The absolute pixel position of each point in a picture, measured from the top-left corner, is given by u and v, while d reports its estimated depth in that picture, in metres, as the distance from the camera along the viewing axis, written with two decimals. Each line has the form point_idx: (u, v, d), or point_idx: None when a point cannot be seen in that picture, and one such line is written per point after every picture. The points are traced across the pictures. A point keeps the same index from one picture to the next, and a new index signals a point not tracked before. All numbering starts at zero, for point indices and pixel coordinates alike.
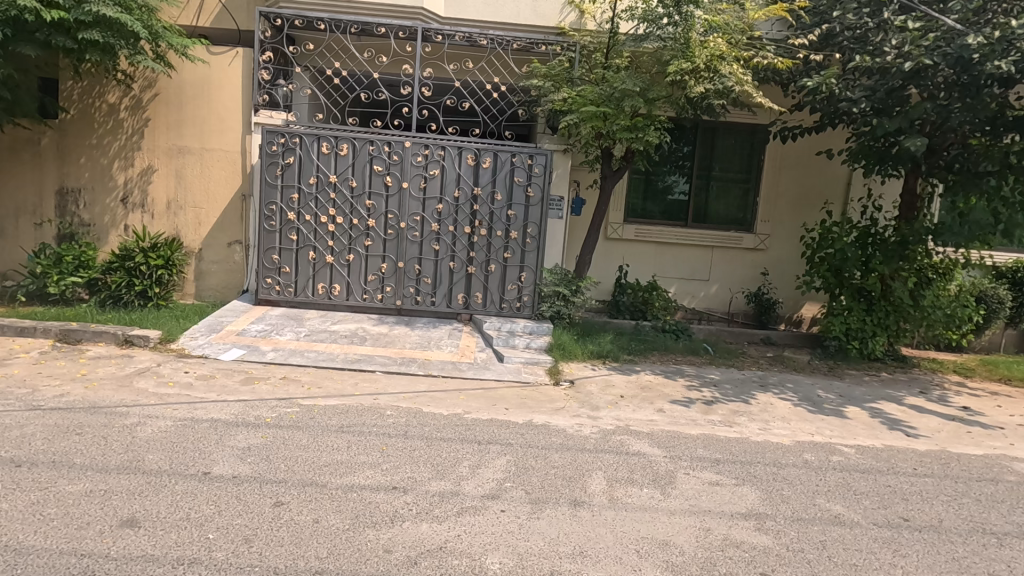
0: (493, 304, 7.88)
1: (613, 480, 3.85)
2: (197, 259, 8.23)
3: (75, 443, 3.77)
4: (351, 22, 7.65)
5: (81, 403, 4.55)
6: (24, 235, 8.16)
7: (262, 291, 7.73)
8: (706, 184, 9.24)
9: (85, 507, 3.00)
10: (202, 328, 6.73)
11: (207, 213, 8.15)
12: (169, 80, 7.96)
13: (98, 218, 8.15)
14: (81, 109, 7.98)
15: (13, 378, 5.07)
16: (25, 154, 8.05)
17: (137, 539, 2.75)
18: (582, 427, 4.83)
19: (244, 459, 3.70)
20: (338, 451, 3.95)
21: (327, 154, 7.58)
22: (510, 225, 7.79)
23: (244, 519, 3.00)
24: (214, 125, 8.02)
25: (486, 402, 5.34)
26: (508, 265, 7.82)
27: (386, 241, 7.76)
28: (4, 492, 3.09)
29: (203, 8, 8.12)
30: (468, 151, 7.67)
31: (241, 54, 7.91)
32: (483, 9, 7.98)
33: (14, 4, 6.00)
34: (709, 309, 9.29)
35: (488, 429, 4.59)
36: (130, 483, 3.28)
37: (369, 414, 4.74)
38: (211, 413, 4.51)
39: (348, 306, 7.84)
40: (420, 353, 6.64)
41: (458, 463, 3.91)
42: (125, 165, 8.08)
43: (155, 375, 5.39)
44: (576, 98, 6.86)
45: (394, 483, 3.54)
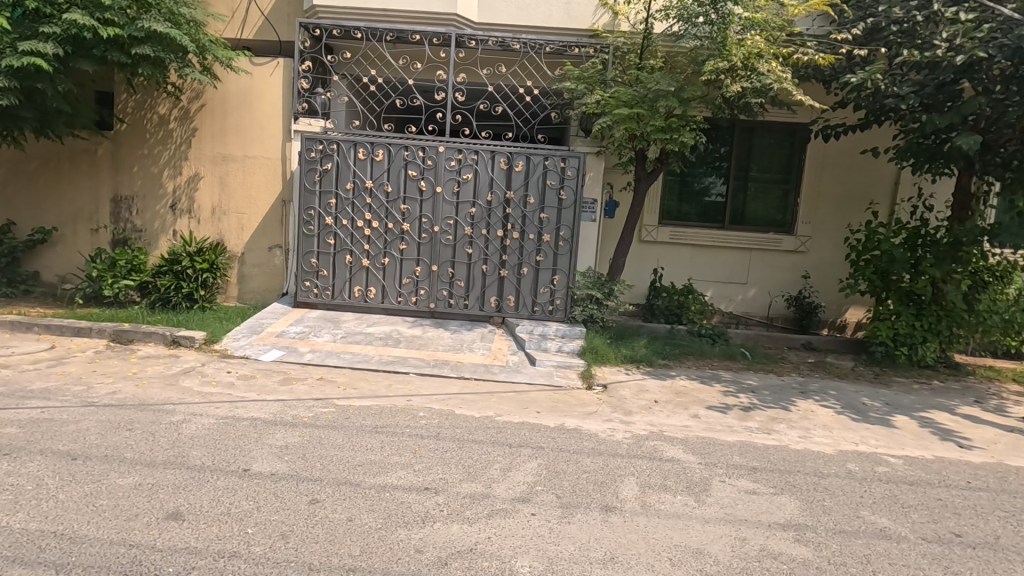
0: (526, 307, 7.89)
1: (646, 486, 3.79)
2: (240, 263, 8.52)
3: (126, 438, 3.96)
4: (387, 30, 7.82)
5: (132, 400, 4.77)
6: (82, 240, 8.61)
7: (301, 294, 7.94)
8: (744, 185, 9.04)
9: (133, 500, 3.13)
10: (244, 329, 6.98)
11: (249, 219, 8.44)
12: (215, 91, 8.28)
13: (148, 224, 8.54)
14: (134, 120, 8.39)
15: (70, 375, 5.35)
16: (83, 164, 8.50)
17: (182, 532, 2.86)
18: (615, 432, 4.77)
19: (282, 457, 3.81)
20: (372, 451, 4.02)
21: (363, 160, 7.74)
22: (543, 228, 7.80)
23: (281, 515, 3.08)
24: (256, 134, 8.31)
25: (518, 405, 5.35)
26: (541, 268, 7.83)
27: (421, 245, 7.87)
28: (61, 484, 3.26)
29: (247, 22, 8.44)
30: (501, 154, 7.71)
31: (282, 64, 8.17)
32: (516, 14, 8.02)
33: (75, 23, 6.35)
34: (747, 313, 9.05)
35: (519, 432, 4.60)
36: (176, 478, 3.41)
37: (402, 416, 4.81)
38: (252, 412, 4.65)
39: (383, 309, 7.97)
40: (452, 355, 6.71)
41: (490, 465, 3.92)
42: (174, 173, 8.45)
43: (200, 374, 5.60)
44: (610, 99, 6.80)
45: (426, 484, 3.58)
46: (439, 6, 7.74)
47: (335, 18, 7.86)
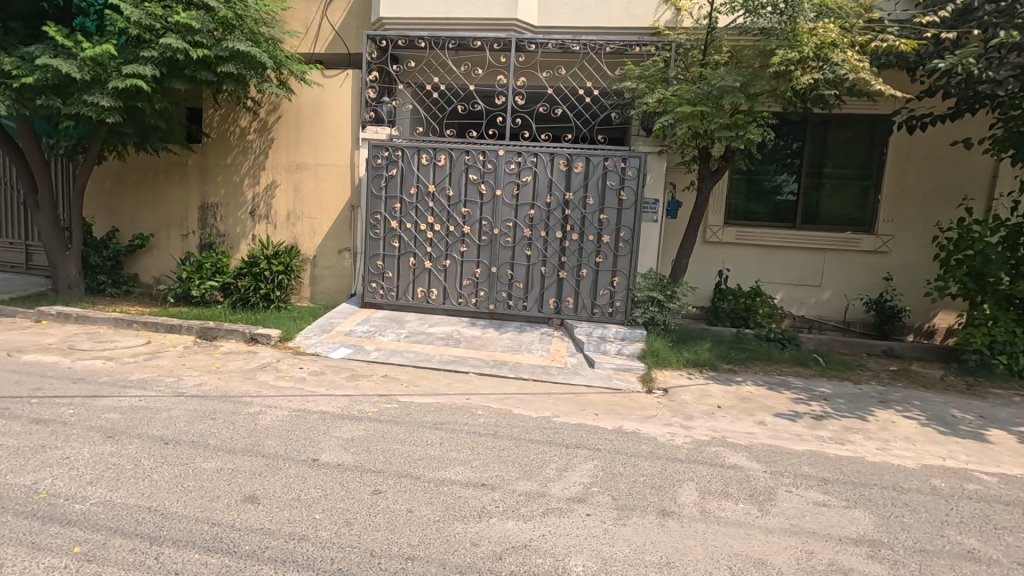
0: (585, 309, 7.86)
1: (706, 492, 3.69)
2: (312, 265, 9.00)
3: (210, 426, 4.30)
4: (449, 38, 8.06)
5: (215, 391, 5.16)
6: (174, 245, 9.39)
7: (368, 295, 8.28)
8: (818, 181, 8.59)
9: (215, 483, 3.39)
10: (315, 328, 7.37)
11: (321, 223, 8.90)
12: (290, 104, 8.81)
13: (231, 230, 9.18)
14: (219, 133, 9.07)
15: (163, 368, 5.87)
16: (175, 175, 9.27)
17: (258, 514, 3.07)
18: (674, 436, 4.67)
19: (348, 449, 4.00)
20: (432, 446, 4.15)
21: (426, 165, 7.99)
22: (602, 229, 7.76)
23: (345, 504, 3.25)
24: (327, 142, 8.77)
25: (575, 407, 5.34)
26: (600, 269, 7.79)
27: (481, 247, 8.02)
28: (154, 465, 3.58)
29: (319, 37, 8.93)
30: (560, 156, 7.74)
31: (351, 75, 8.56)
32: (576, 16, 8.02)
33: (169, 46, 6.94)
34: (822, 317, 8.58)
35: (576, 433, 4.60)
36: (253, 464, 3.67)
37: (461, 413, 4.93)
38: (321, 406, 4.92)
39: (444, 309, 8.17)
40: (511, 356, 6.79)
41: (546, 464, 3.95)
42: (253, 182, 9.05)
43: (275, 370, 5.97)
44: (671, 97, 6.66)
45: (483, 480, 3.65)
46: (499, 11, 7.88)
47: (400, 29, 8.20)
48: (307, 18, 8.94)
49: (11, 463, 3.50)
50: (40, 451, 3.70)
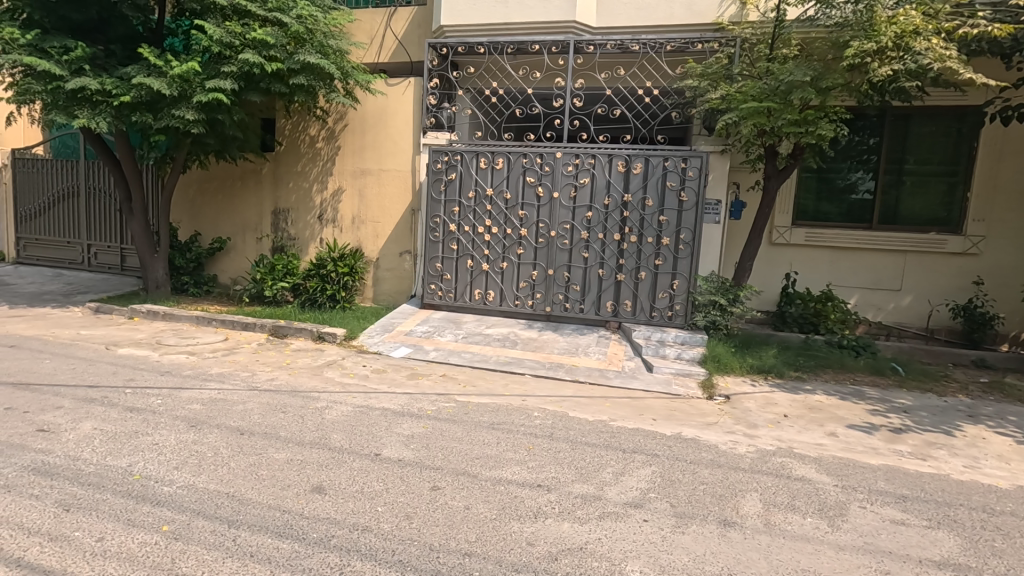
0: (643, 312, 7.74)
1: (770, 504, 3.55)
2: (375, 267, 9.33)
3: (281, 419, 4.55)
4: (507, 43, 8.16)
5: (285, 386, 5.46)
6: (249, 248, 9.98)
7: (427, 296, 8.49)
8: (897, 179, 8.06)
9: (286, 472, 3.59)
10: (377, 327, 7.64)
11: (384, 227, 9.22)
12: (356, 112, 9.18)
13: (301, 233, 9.66)
14: (291, 142, 9.58)
15: (239, 363, 6.26)
16: (250, 182, 9.86)
17: (324, 504, 3.22)
18: (737, 445, 4.52)
19: (408, 445, 4.13)
20: (489, 446, 4.21)
21: (484, 169, 8.11)
22: (662, 231, 7.63)
23: (406, 498, 3.35)
24: (390, 148, 9.07)
25: (633, 411, 5.27)
26: (660, 272, 7.65)
27: (538, 249, 8.05)
28: (232, 454, 3.83)
29: (383, 47, 9.28)
30: (618, 158, 7.68)
31: (413, 83, 8.84)
32: (635, 15, 7.92)
33: (246, 61, 7.39)
34: (901, 324, 8.03)
35: (633, 438, 4.53)
36: (320, 456, 3.86)
37: (517, 414, 4.98)
38: (382, 402, 5.09)
39: (501, 311, 8.25)
40: (567, 358, 6.78)
41: (603, 468, 3.92)
42: (321, 188, 9.49)
43: (340, 367, 6.24)
44: (736, 94, 6.45)
45: (539, 481, 3.67)
46: (558, 15, 7.90)
47: (460, 36, 8.38)
48: (372, 29, 9.31)
49: (109, 446, 3.85)
50: (133, 436, 4.04)
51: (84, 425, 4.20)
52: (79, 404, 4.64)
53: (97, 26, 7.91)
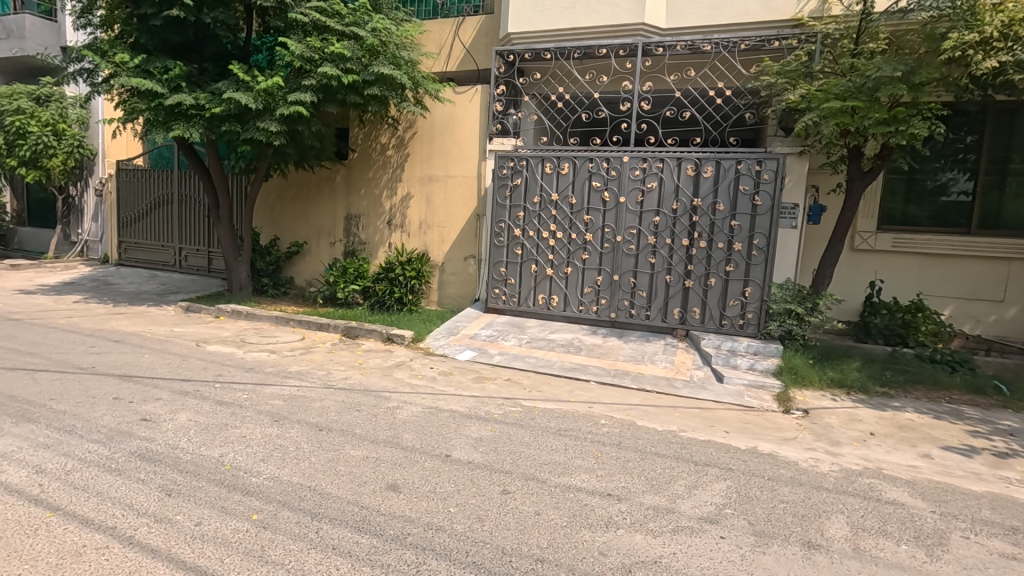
0: (712, 320, 7.51)
1: (859, 527, 3.33)
2: (441, 271, 9.54)
3: (355, 417, 4.73)
4: (574, 47, 8.14)
5: (358, 385, 5.67)
6: (323, 252, 10.47)
7: (491, 300, 8.58)
8: (999, 180, 7.42)
9: (362, 469, 3.72)
10: (443, 330, 7.81)
11: (449, 232, 9.42)
12: (424, 120, 9.45)
13: (371, 238, 10.04)
14: (363, 150, 9.98)
15: (315, 362, 6.57)
16: (325, 188, 10.35)
17: (399, 502, 3.31)
18: (818, 463, 4.27)
19: (477, 448, 4.19)
20: (556, 452, 4.20)
21: (550, 174, 8.12)
22: (733, 236, 7.38)
23: (477, 500, 3.39)
24: (457, 155, 9.27)
25: (703, 422, 5.10)
26: (731, 278, 7.40)
27: (603, 254, 7.96)
28: (313, 448, 4.02)
29: (452, 56, 9.52)
30: (688, 161, 7.49)
31: (480, 90, 9.01)
32: (707, 14, 7.68)
33: (325, 74, 7.77)
34: (1004, 337, 7.37)
35: (705, 450, 4.39)
36: (394, 455, 3.98)
37: (584, 421, 4.94)
38: (450, 404, 5.19)
39: (565, 316, 8.21)
40: (633, 366, 6.66)
41: (674, 480, 3.81)
42: (391, 194, 9.82)
43: (408, 368, 6.42)
44: (816, 93, 6.14)
45: (609, 490, 3.62)
46: (626, 17, 7.80)
47: (527, 43, 8.45)
48: (441, 39, 9.57)
49: (203, 436, 4.13)
50: (224, 428, 4.32)
51: (180, 416, 4.53)
52: (175, 396, 5.00)
53: (193, 46, 8.53)
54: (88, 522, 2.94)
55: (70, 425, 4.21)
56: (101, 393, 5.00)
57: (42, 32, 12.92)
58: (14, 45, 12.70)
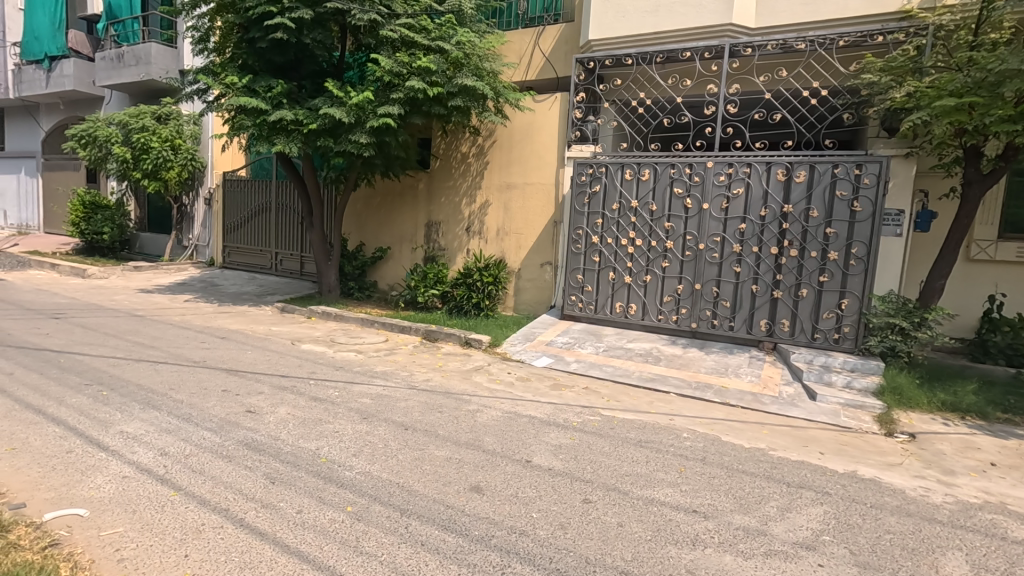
0: (804, 333, 7.09)
1: (980, 567, 3.02)
2: (517, 277, 9.64)
3: (438, 418, 4.88)
4: (657, 52, 8.01)
5: (439, 387, 5.84)
6: (405, 257, 10.90)
7: (567, 307, 8.55)
8: None
9: (446, 469, 3.84)
10: (520, 336, 7.89)
11: (526, 238, 9.51)
12: (504, 129, 9.62)
13: (450, 244, 10.33)
14: (444, 159, 10.31)
15: (399, 363, 6.85)
16: (408, 196, 10.78)
17: (482, 504, 3.39)
18: (930, 493, 3.92)
19: (557, 455, 4.20)
20: (638, 463, 4.12)
21: (630, 180, 8.01)
22: (828, 244, 6.95)
23: (559, 507, 3.40)
24: (535, 162, 9.37)
25: (795, 442, 4.82)
26: (825, 289, 6.97)
27: (684, 262, 7.74)
28: (400, 446, 4.20)
29: (532, 65, 9.65)
30: (778, 165, 7.15)
31: (560, 98, 9.06)
32: (801, 10, 7.30)
33: (412, 88, 8.12)
34: None
35: (798, 471, 4.15)
36: (476, 457, 4.06)
37: (666, 433, 4.81)
38: (529, 410, 5.24)
39: (643, 325, 8.04)
40: (716, 379, 6.40)
41: (765, 501, 3.63)
42: (470, 202, 10.07)
43: (487, 372, 6.55)
44: (927, 90, 5.67)
45: (694, 506, 3.51)
46: (713, 19, 7.58)
47: (608, 49, 8.41)
48: (522, 49, 9.73)
49: (300, 429, 4.42)
50: (319, 422, 4.60)
51: (280, 409, 4.88)
52: (275, 391, 5.38)
53: (293, 66, 9.17)
54: (205, 502, 3.23)
55: (187, 413, 4.65)
56: (212, 385, 5.48)
57: (164, 57, 14.35)
58: (142, 70, 14.23)
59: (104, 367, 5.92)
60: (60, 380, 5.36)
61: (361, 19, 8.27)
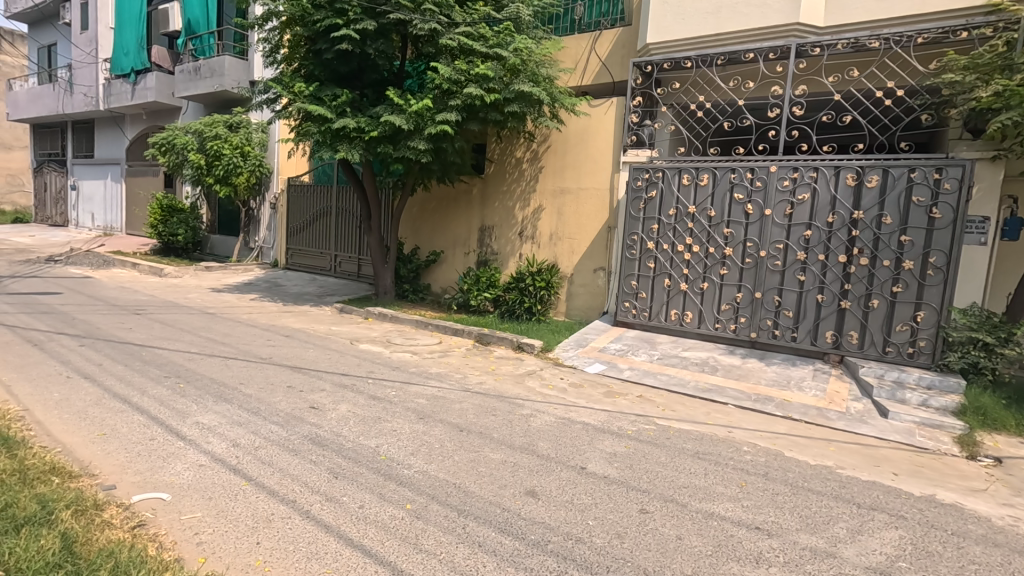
0: (874, 346, 6.72)
1: None
2: (569, 282, 9.60)
3: (493, 421, 4.93)
4: (718, 54, 7.83)
5: (493, 390, 5.90)
6: (458, 261, 11.08)
7: (620, 313, 8.44)
8: None
9: (502, 472, 3.87)
10: (572, 342, 7.86)
11: (579, 243, 9.47)
12: (559, 134, 9.64)
13: (503, 248, 10.42)
14: (499, 164, 10.42)
15: (452, 364, 6.97)
16: (463, 201, 10.96)
17: (538, 508, 3.39)
18: (1020, 523, 3.62)
19: (612, 463, 4.16)
20: (696, 476, 4.02)
21: (687, 185, 7.84)
22: (903, 253, 6.56)
23: (616, 516, 3.36)
24: (590, 167, 9.33)
25: (866, 461, 4.57)
26: (898, 300, 6.59)
27: (744, 270, 7.50)
28: (456, 447, 4.27)
29: (588, 70, 9.63)
30: (847, 169, 6.83)
31: (616, 103, 9.00)
32: (875, 6, 6.96)
33: (470, 95, 8.25)
34: None
35: (869, 492, 3.93)
36: (531, 462, 4.07)
37: (725, 446, 4.68)
38: (583, 417, 5.21)
39: (699, 334, 7.83)
40: (777, 392, 6.14)
41: (834, 521, 3.46)
42: (523, 206, 10.13)
43: (540, 377, 6.55)
44: (1018, 88, 5.30)
45: (757, 523, 3.39)
46: (778, 19, 7.34)
47: (666, 53, 8.28)
48: (578, 54, 9.73)
49: (361, 427, 4.57)
50: (378, 421, 4.74)
51: (341, 407, 5.05)
52: (336, 388, 5.59)
53: (356, 75, 9.52)
54: (274, 493, 3.39)
55: (256, 407, 4.89)
56: (278, 381, 5.75)
57: (237, 69, 15.19)
58: (216, 82, 15.13)
59: (180, 361, 6.31)
60: (143, 372, 5.75)
61: (422, 29, 8.49)
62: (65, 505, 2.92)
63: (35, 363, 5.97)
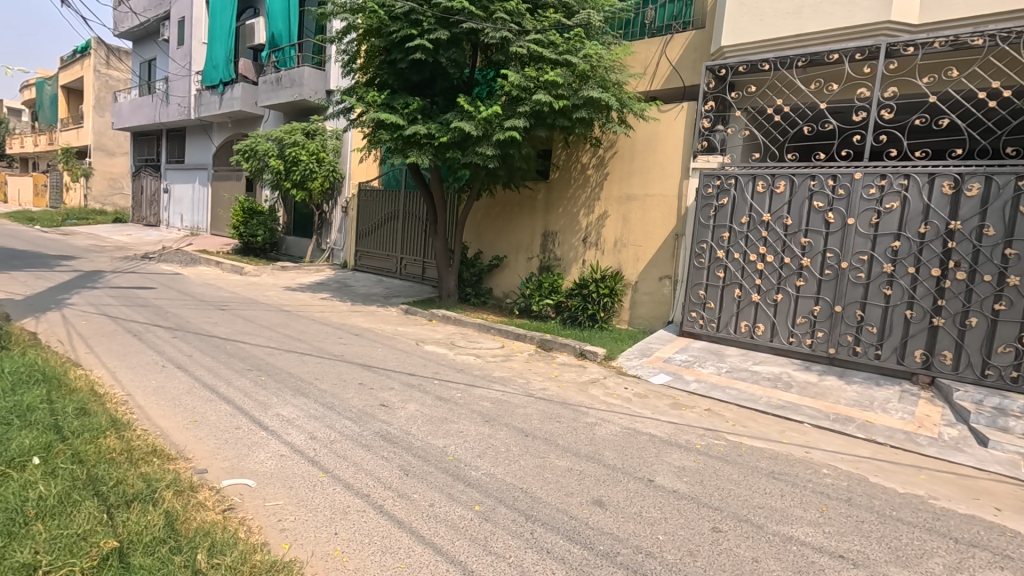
0: (971, 368, 6.20)
1: None
2: (633, 290, 9.44)
3: (557, 427, 4.91)
4: (798, 56, 7.50)
5: (556, 397, 5.88)
6: (520, 266, 11.14)
7: (686, 324, 8.20)
8: None
9: (568, 479, 3.85)
10: (635, 351, 7.73)
11: (645, 250, 9.29)
12: (626, 139, 9.51)
13: (566, 254, 10.39)
14: (564, 170, 10.42)
15: (515, 369, 7.01)
16: (527, 206, 11.02)
17: (606, 519, 3.35)
18: None
19: (681, 477, 4.04)
20: (772, 496, 3.84)
21: (762, 192, 7.53)
22: (1007, 267, 6.03)
23: (687, 532, 3.27)
24: (658, 173, 9.15)
25: (963, 492, 4.21)
26: (1001, 319, 6.06)
27: (822, 282, 7.12)
28: (522, 452, 4.29)
29: (658, 74, 9.48)
30: (944, 177, 6.36)
31: (687, 107, 8.81)
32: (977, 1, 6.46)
33: (538, 101, 8.30)
34: None
35: (967, 527, 3.62)
36: (597, 471, 4.03)
37: (802, 467, 4.44)
38: (649, 428, 5.09)
39: (771, 348, 7.48)
40: (859, 413, 5.77)
41: (928, 555, 3.22)
42: (588, 212, 10.07)
43: (603, 386, 6.47)
44: None
45: (841, 551, 3.20)
46: (866, 17, 6.95)
47: (742, 55, 8.01)
48: (647, 58, 9.60)
49: (429, 426, 4.67)
50: (444, 421, 4.83)
51: (409, 406, 5.19)
52: (404, 387, 5.74)
53: (428, 84, 9.80)
54: (349, 486, 3.53)
55: (331, 402, 5.11)
56: (350, 378, 5.98)
57: (315, 79, 15.99)
58: (296, 91, 15.97)
59: (261, 355, 6.69)
60: (228, 364, 6.14)
61: (493, 37, 8.61)
62: (166, 485, 3.16)
63: (135, 352, 6.49)
